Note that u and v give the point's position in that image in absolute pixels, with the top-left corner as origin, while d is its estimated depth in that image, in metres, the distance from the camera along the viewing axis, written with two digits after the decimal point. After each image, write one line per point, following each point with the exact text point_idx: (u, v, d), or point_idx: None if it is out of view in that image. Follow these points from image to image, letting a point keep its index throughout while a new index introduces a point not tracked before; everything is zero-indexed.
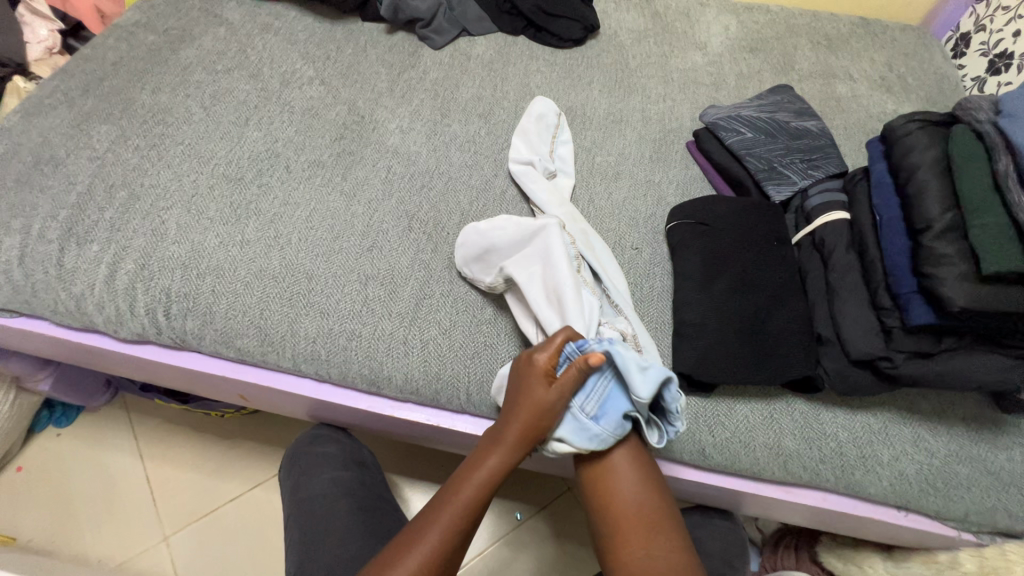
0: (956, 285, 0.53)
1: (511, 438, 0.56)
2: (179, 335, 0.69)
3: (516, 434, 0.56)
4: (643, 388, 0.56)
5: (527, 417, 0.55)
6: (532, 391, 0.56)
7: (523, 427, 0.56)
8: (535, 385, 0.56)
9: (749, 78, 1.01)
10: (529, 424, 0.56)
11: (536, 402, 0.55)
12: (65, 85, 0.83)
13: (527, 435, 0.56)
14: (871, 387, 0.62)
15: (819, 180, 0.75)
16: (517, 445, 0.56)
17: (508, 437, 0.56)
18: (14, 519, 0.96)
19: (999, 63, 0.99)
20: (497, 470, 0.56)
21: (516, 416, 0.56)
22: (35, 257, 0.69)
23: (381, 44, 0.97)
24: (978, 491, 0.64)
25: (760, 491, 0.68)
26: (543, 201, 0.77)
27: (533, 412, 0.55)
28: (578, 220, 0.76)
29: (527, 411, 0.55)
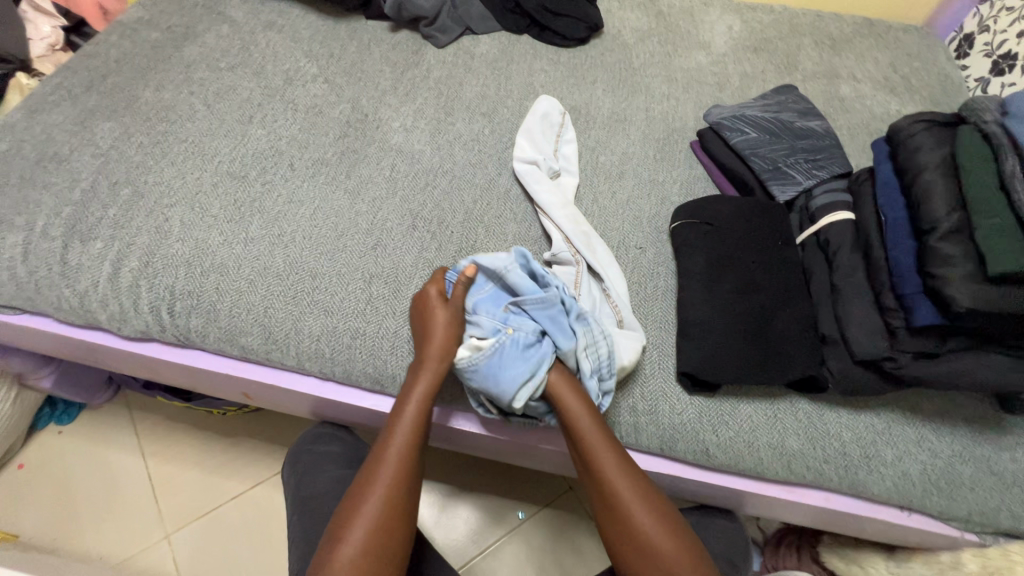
0: (962, 286, 0.53)
1: (430, 370, 0.60)
2: (182, 333, 0.68)
3: (430, 360, 0.60)
4: (506, 267, 0.64)
5: (436, 341, 0.60)
6: (433, 318, 0.61)
7: (437, 352, 0.60)
8: (433, 309, 0.62)
9: (752, 78, 1.01)
10: (443, 344, 0.60)
11: (441, 323, 0.61)
12: (68, 81, 0.83)
13: (443, 354, 0.60)
14: (876, 387, 0.62)
15: (823, 180, 0.75)
16: (434, 372, 0.60)
17: (426, 365, 0.60)
18: (15, 516, 0.96)
19: (1003, 63, 0.99)
20: (423, 402, 0.59)
21: (427, 343, 0.61)
22: (38, 254, 0.69)
23: (385, 42, 0.97)
24: (981, 491, 0.64)
25: (764, 491, 0.68)
26: (547, 203, 0.77)
27: (442, 336, 0.60)
28: (581, 223, 0.75)
29: (436, 333, 0.60)
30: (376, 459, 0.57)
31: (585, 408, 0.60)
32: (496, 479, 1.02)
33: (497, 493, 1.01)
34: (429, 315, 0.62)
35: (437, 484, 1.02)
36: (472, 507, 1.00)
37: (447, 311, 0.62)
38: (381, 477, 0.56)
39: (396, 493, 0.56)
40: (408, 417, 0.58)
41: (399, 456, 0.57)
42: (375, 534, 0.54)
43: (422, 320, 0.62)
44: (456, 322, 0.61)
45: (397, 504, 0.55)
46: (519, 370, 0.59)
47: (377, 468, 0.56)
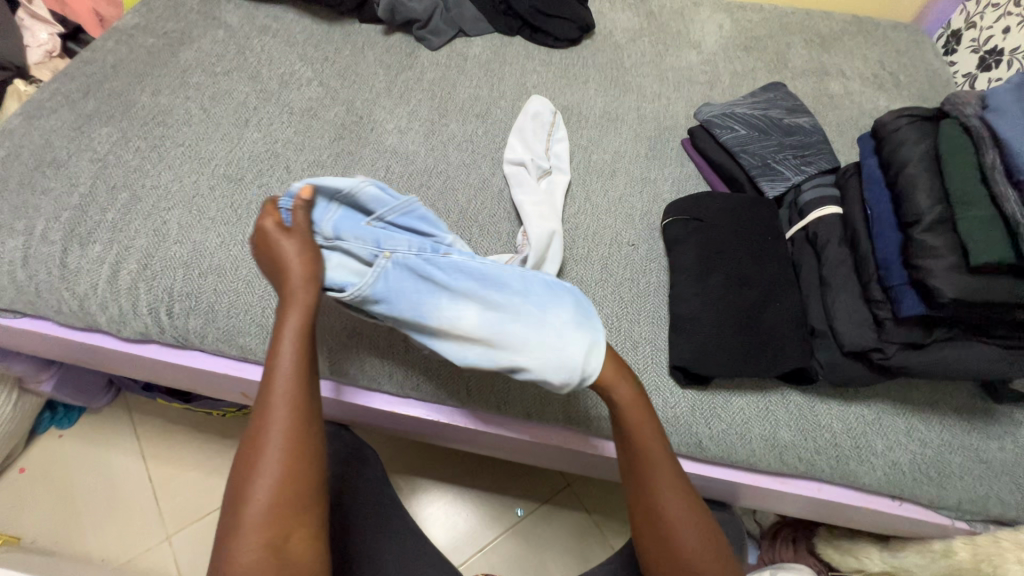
0: (946, 277, 0.54)
1: (300, 300, 0.54)
2: (181, 333, 0.69)
3: (296, 289, 0.54)
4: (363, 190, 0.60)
5: (297, 268, 0.54)
6: (282, 247, 0.55)
7: (299, 281, 0.54)
8: (276, 238, 0.55)
9: (743, 76, 1.02)
10: (304, 273, 0.54)
11: (293, 250, 0.55)
12: (66, 87, 0.84)
13: (308, 283, 0.54)
14: (864, 378, 0.63)
15: (812, 175, 0.76)
16: (307, 301, 0.54)
17: (294, 294, 0.54)
18: (17, 520, 0.96)
19: (990, 59, 1.00)
20: (300, 335, 0.53)
21: (285, 273, 0.54)
22: (38, 257, 0.70)
23: (379, 45, 0.98)
24: (971, 479, 0.65)
25: (757, 482, 0.69)
26: (524, 200, 0.77)
27: (301, 262, 0.55)
28: (549, 220, 0.75)
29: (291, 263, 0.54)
30: (262, 408, 0.50)
31: (642, 412, 0.57)
32: (494, 476, 1.03)
33: (496, 490, 1.02)
34: (277, 245, 0.55)
35: (437, 483, 1.02)
36: (472, 505, 1.01)
37: (295, 237, 0.56)
38: (275, 425, 0.49)
39: (298, 437, 0.49)
40: (289, 354, 0.52)
41: (291, 397, 0.50)
42: (280, 483, 0.47)
43: (269, 253, 0.55)
44: (310, 247, 0.56)
45: (301, 448, 0.49)
46: (424, 295, 0.58)
47: (268, 415, 0.49)
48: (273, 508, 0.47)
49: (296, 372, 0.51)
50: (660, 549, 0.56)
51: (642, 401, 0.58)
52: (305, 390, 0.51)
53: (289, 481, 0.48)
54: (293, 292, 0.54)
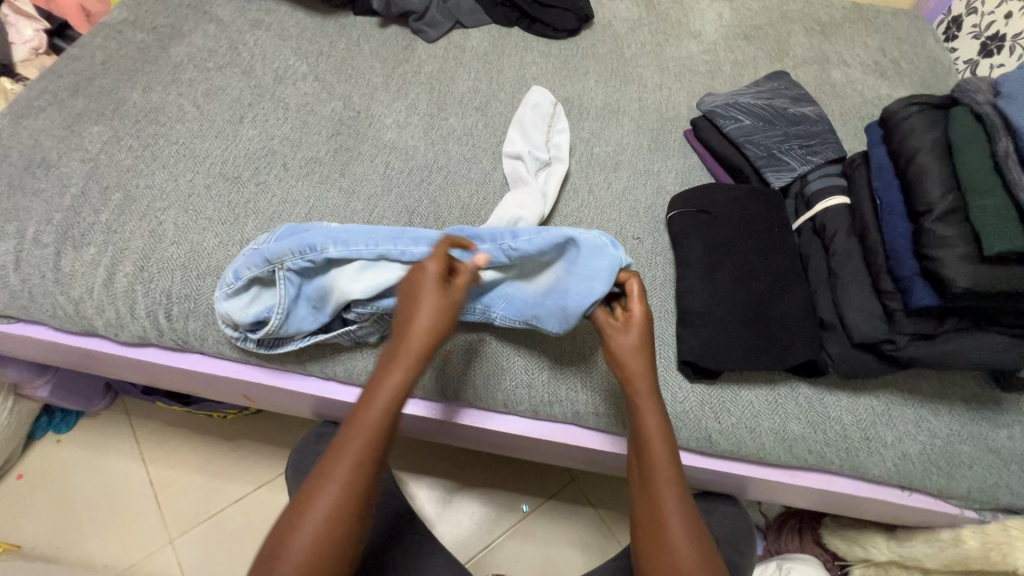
0: (959, 267, 0.54)
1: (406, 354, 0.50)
2: (181, 336, 0.68)
3: (417, 346, 0.50)
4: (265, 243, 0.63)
5: (422, 318, 0.50)
6: (426, 297, 0.51)
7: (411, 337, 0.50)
8: (430, 285, 0.51)
9: (744, 65, 1.01)
10: (424, 324, 0.50)
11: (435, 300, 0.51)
12: (54, 86, 0.82)
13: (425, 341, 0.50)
14: (875, 370, 0.62)
15: (818, 165, 0.76)
16: (419, 356, 0.50)
17: (410, 346, 0.50)
18: (17, 527, 0.95)
19: (991, 45, 1.00)
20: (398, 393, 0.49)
21: (410, 325, 0.50)
22: (31, 261, 0.68)
23: (375, 38, 0.96)
24: (981, 469, 0.65)
25: (766, 475, 0.69)
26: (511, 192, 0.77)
27: (428, 321, 0.50)
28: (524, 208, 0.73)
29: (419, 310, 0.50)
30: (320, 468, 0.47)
31: (647, 380, 0.56)
32: (499, 473, 1.03)
33: (501, 486, 1.02)
34: (423, 293, 0.51)
35: (442, 481, 1.01)
36: (477, 502, 1.00)
37: (451, 290, 0.52)
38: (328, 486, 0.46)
39: (346, 500, 0.46)
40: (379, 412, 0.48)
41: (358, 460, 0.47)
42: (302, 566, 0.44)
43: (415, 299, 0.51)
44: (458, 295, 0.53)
45: (348, 513, 0.46)
46: (361, 265, 0.61)
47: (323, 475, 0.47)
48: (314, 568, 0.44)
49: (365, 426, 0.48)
50: (646, 528, 0.52)
51: (653, 371, 0.57)
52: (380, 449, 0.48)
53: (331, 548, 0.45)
54: (407, 346, 0.50)
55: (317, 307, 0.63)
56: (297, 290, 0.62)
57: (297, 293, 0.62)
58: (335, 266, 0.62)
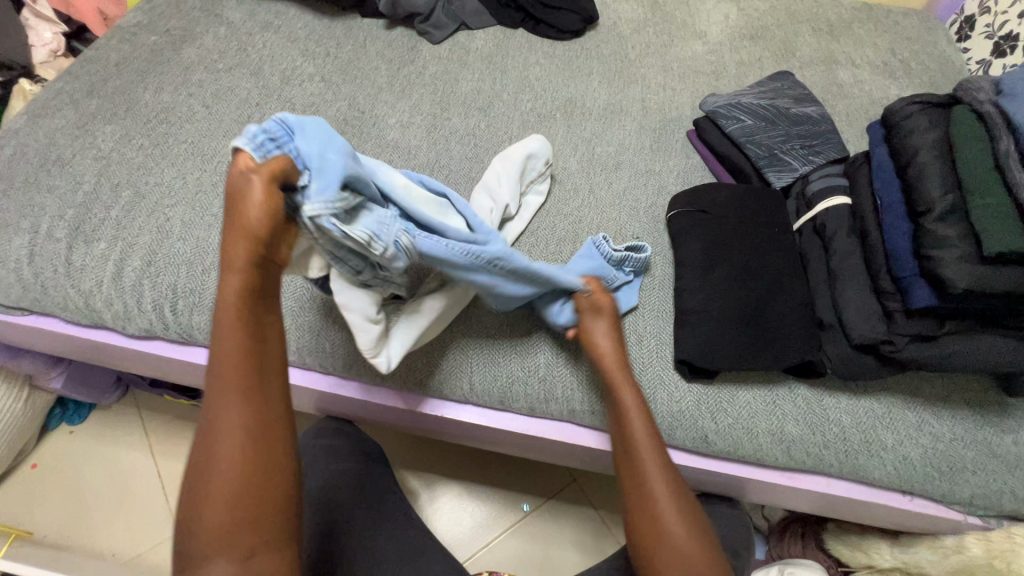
0: (957, 267, 0.53)
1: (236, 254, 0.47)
2: (185, 329, 0.69)
3: (235, 291, 0.48)
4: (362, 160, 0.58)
5: (236, 250, 0.47)
6: (233, 232, 0.47)
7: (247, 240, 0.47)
8: (233, 231, 0.46)
9: (749, 65, 1.00)
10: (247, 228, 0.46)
11: (250, 202, 0.45)
12: (70, 86, 0.85)
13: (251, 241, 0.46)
14: (874, 371, 0.62)
15: (820, 165, 0.75)
16: (239, 302, 0.48)
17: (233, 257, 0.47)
18: (31, 514, 0.98)
19: (1004, 45, 0.98)
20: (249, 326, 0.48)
21: (230, 238, 0.47)
22: (44, 255, 0.70)
23: (381, 39, 0.98)
24: (984, 474, 0.64)
25: (765, 477, 0.68)
26: None
27: (234, 266, 0.47)
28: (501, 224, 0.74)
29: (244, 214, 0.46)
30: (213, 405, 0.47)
31: (621, 371, 0.62)
32: (500, 472, 1.03)
33: (501, 485, 1.02)
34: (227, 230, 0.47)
35: (442, 478, 1.02)
36: (477, 501, 1.00)
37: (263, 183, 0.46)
38: (218, 402, 0.47)
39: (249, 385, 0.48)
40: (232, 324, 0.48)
41: (234, 379, 0.48)
42: (235, 470, 0.46)
43: (234, 206, 0.47)
44: (276, 206, 0.46)
45: (258, 398, 0.48)
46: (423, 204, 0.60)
47: (209, 436, 0.47)
48: (231, 527, 0.45)
49: (238, 353, 0.48)
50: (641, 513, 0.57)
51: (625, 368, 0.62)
52: (256, 402, 0.48)
53: (246, 500, 0.46)
54: (223, 283, 0.48)
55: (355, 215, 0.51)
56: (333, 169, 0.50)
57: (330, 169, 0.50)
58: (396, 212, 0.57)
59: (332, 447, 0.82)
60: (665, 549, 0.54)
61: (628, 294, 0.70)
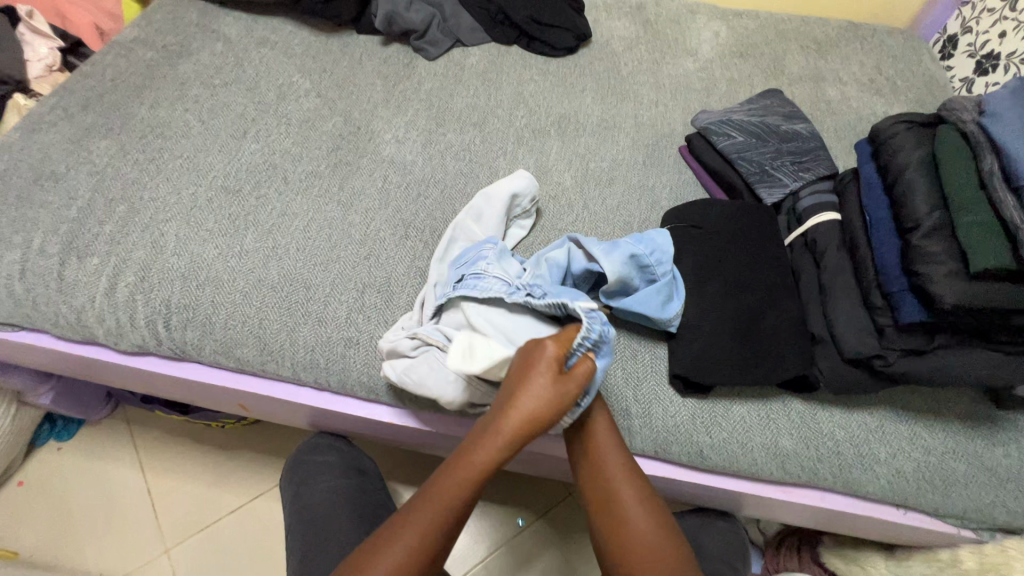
0: (946, 284, 0.54)
1: (511, 423, 0.53)
2: (179, 345, 0.69)
3: (513, 428, 0.53)
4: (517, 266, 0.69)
5: (526, 405, 0.52)
6: (530, 384, 0.53)
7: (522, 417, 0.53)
8: (533, 381, 0.53)
9: (739, 82, 1.02)
10: (529, 415, 0.52)
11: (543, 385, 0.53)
12: (65, 101, 0.85)
13: (522, 430, 0.53)
14: (865, 384, 0.62)
15: (810, 182, 0.76)
16: (511, 441, 0.53)
17: (517, 412, 0.53)
18: (16, 533, 0.96)
19: (986, 63, 1.01)
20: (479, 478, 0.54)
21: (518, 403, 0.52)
22: (36, 271, 0.70)
23: (377, 56, 0.99)
24: (976, 487, 0.65)
25: (760, 491, 0.68)
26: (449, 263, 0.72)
27: (526, 406, 0.52)
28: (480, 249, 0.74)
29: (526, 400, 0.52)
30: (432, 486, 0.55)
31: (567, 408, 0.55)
32: (494, 486, 1.02)
33: (496, 500, 1.01)
34: (530, 385, 0.53)
35: None
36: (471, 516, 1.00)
37: (569, 382, 0.53)
38: (444, 481, 0.55)
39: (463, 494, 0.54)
40: (496, 445, 0.53)
41: (455, 484, 0.54)
42: (416, 534, 0.53)
43: (531, 363, 0.54)
44: (565, 400, 0.53)
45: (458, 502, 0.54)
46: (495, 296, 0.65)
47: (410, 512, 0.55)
48: None
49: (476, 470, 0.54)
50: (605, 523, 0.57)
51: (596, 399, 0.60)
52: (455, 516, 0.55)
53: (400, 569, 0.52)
54: (498, 427, 0.53)
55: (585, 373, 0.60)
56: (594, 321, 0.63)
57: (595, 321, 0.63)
58: (630, 261, 0.66)
59: (326, 463, 0.81)
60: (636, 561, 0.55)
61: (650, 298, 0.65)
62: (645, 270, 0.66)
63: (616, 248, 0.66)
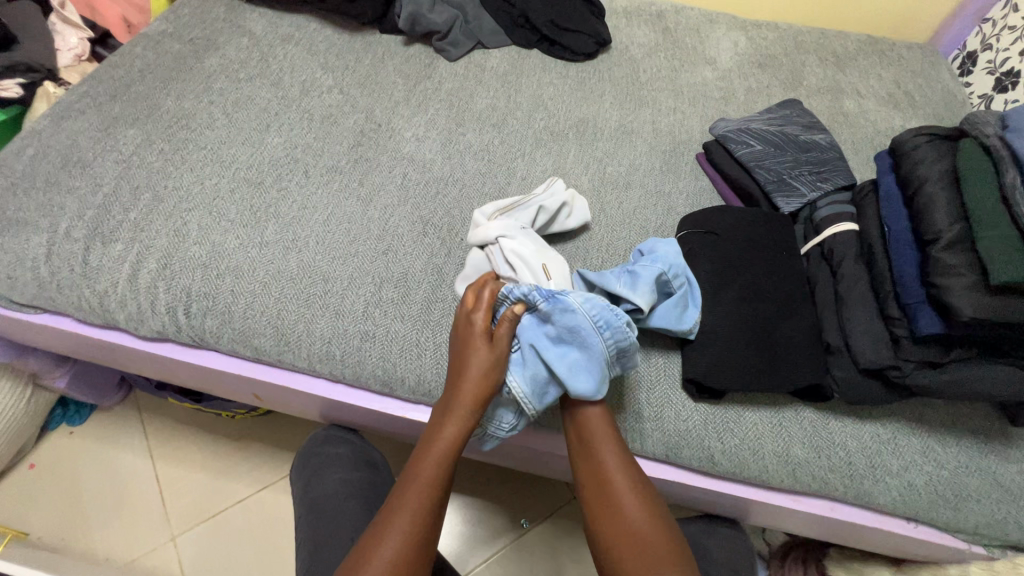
0: (965, 296, 0.54)
1: (461, 404, 0.58)
2: (198, 333, 0.70)
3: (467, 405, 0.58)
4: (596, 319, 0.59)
5: (468, 382, 0.58)
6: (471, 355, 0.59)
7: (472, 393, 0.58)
8: (476, 347, 0.59)
9: (758, 92, 1.03)
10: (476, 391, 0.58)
11: (476, 360, 0.58)
12: (94, 90, 0.86)
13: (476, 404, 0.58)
14: (878, 395, 0.62)
15: (828, 192, 0.77)
16: (463, 419, 0.58)
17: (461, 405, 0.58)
18: (25, 515, 0.97)
19: (1006, 80, 1.00)
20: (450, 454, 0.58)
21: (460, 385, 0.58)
22: (61, 254, 0.71)
23: (399, 55, 1.00)
24: (989, 503, 0.64)
25: (770, 499, 0.68)
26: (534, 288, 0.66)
27: (474, 368, 0.58)
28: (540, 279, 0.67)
29: (467, 376, 0.58)
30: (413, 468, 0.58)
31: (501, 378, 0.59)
32: (499, 487, 1.03)
33: (502, 500, 1.01)
34: (467, 353, 0.59)
35: None
36: (476, 515, 1.00)
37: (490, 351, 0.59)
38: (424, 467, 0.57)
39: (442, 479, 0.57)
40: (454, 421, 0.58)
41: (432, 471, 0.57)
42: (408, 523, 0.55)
43: (460, 352, 0.60)
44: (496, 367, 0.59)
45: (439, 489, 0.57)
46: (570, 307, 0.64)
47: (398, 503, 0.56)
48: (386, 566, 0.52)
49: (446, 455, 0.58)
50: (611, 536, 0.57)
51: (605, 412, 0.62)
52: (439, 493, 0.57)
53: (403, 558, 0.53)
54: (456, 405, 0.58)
55: (551, 376, 0.60)
56: (588, 340, 0.59)
57: (575, 337, 0.59)
58: (654, 281, 0.64)
59: (336, 456, 0.82)
60: (620, 529, 0.57)
61: (668, 312, 0.65)
62: (664, 284, 0.66)
63: (638, 281, 0.64)
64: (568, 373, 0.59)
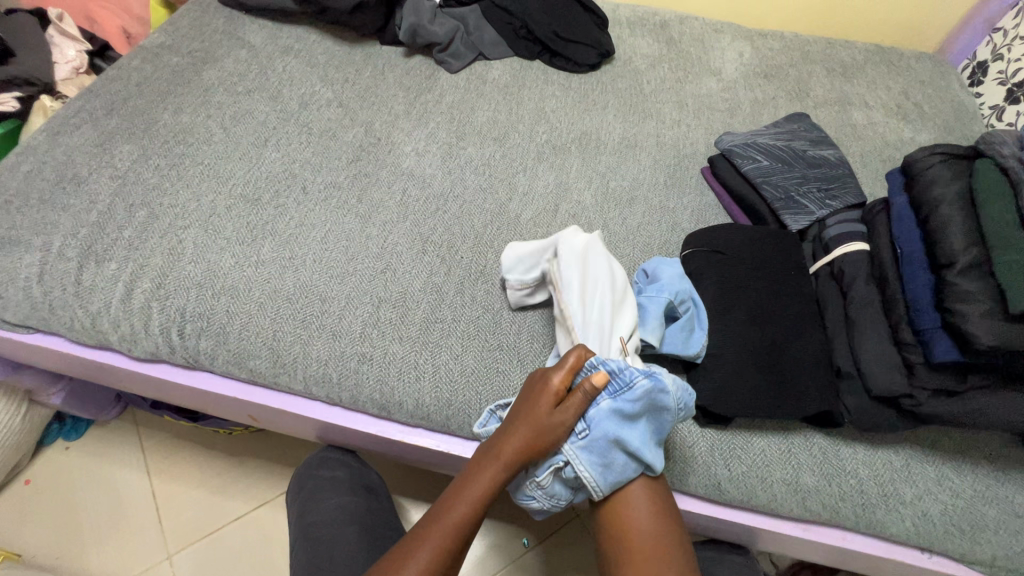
0: (983, 324, 0.52)
1: (507, 454, 0.56)
2: (192, 354, 0.68)
3: (513, 454, 0.55)
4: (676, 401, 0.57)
5: (522, 435, 0.55)
6: (532, 408, 0.56)
7: (521, 444, 0.55)
8: (542, 402, 0.56)
9: (763, 104, 1.01)
10: (527, 443, 0.55)
11: (538, 414, 0.55)
12: (91, 104, 0.85)
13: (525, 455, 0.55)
14: (892, 423, 0.60)
15: (837, 210, 0.75)
16: (505, 469, 0.56)
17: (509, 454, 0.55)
18: (20, 533, 0.96)
19: (1017, 92, 0.98)
20: (480, 498, 0.55)
21: (512, 433, 0.56)
22: (54, 273, 0.70)
23: (399, 67, 0.99)
24: (1007, 534, 0.62)
25: (778, 528, 0.66)
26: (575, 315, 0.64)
27: (532, 423, 0.55)
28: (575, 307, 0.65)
29: (522, 427, 0.55)
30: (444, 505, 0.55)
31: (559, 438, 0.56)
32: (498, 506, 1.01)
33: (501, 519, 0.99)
34: (531, 406, 0.56)
35: None
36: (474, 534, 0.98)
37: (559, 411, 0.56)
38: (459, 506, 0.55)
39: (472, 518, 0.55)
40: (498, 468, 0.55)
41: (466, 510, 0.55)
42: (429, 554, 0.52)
43: (524, 401, 0.57)
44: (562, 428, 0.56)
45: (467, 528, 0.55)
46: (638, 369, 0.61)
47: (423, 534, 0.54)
48: None
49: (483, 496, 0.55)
50: None
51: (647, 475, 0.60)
52: (464, 533, 0.54)
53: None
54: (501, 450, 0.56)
55: (619, 453, 0.57)
56: (664, 421, 0.58)
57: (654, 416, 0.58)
58: (661, 307, 0.64)
59: (332, 477, 0.80)
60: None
61: (675, 336, 0.63)
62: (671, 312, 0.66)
63: (645, 314, 0.64)
64: (640, 450, 0.56)
